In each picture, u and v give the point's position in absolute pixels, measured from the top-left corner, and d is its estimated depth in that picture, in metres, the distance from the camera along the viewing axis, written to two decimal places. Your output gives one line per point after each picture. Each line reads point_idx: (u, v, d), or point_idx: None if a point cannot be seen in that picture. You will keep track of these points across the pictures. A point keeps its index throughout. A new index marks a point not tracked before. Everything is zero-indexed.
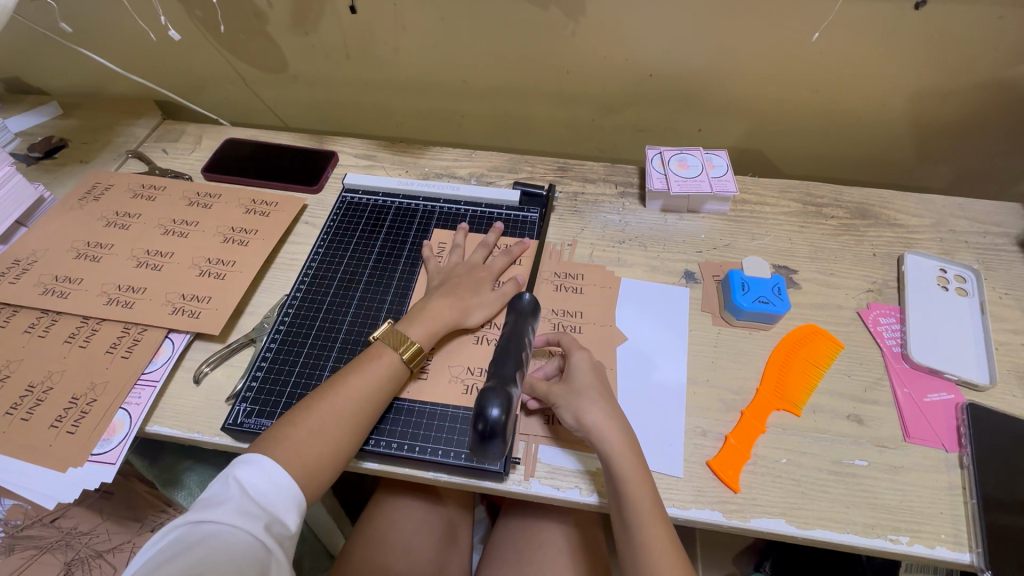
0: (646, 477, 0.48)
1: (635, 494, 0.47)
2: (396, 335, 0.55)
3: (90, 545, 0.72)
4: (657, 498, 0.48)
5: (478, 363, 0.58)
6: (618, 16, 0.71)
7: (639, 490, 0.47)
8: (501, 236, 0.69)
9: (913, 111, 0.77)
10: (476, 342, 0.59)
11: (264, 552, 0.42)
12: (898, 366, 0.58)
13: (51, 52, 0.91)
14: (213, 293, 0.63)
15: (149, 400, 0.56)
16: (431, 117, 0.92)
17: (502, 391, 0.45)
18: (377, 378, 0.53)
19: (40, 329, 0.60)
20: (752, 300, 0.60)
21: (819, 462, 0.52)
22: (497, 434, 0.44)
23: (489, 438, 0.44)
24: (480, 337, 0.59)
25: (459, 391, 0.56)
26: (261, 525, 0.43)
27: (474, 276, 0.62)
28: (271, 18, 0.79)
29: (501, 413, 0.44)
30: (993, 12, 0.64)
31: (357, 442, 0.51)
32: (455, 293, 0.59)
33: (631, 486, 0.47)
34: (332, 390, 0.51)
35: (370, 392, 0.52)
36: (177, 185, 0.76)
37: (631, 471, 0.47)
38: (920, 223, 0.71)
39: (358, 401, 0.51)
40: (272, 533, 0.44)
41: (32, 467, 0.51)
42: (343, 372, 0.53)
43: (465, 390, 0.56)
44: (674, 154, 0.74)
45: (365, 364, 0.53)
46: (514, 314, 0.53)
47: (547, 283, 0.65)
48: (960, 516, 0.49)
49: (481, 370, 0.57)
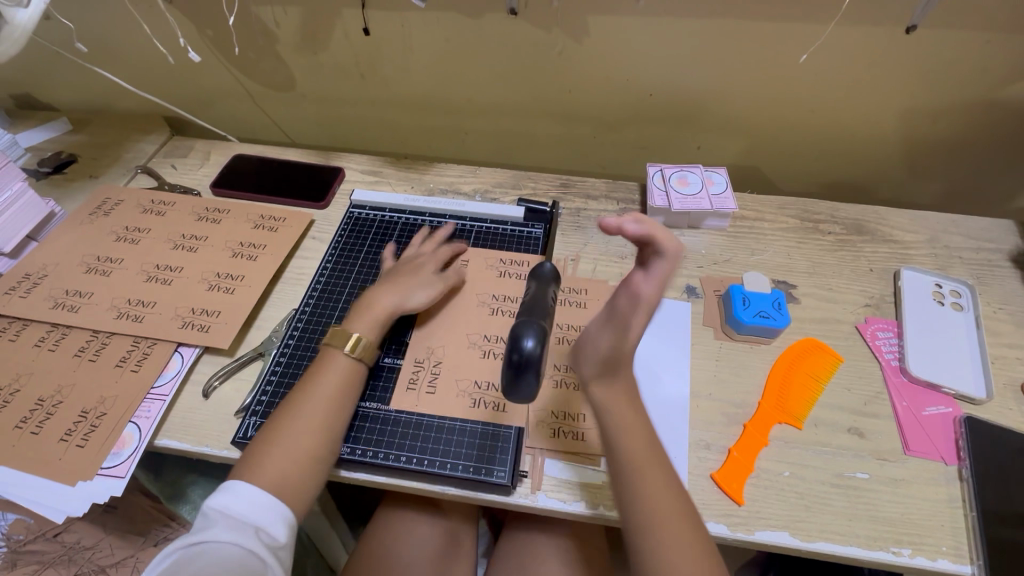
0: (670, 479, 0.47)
1: (663, 534, 0.44)
2: (343, 335, 0.56)
3: (93, 560, 0.72)
4: (676, 498, 0.46)
5: (486, 378, 0.58)
6: (618, 39, 0.73)
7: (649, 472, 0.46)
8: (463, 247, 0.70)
9: (905, 131, 0.79)
10: (482, 356, 0.59)
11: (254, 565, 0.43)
12: (895, 380, 0.59)
13: (62, 69, 0.92)
14: (222, 308, 0.64)
15: (158, 414, 0.56)
16: (435, 133, 0.94)
17: (534, 324, 0.44)
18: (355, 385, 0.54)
19: (50, 343, 0.61)
20: (753, 315, 0.62)
21: (821, 475, 0.53)
22: (530, 367, 0.42)
23: (523, 370, 0.42)
24: (486, 351, 0.60)
25: (466, 405, 0.56)
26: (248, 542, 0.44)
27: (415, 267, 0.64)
28: (281, 37, 0.81)
29: (535, 345, 0.42)
30: (981, 37, 0.66)
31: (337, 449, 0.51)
32: (394, 281, 0.61)
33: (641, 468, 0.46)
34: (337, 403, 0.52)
35: None
36: (187, 201, 0.77)
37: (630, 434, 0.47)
38: (915, 239, 0.73)
39: None
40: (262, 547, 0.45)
41: (41, 481, 0.51)
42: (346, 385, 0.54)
43: (472, 403, 0.56)
44: (674, 171, 0.76)
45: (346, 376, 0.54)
46: (535, 279, 0.53)
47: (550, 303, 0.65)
48: (961, 529, 0.50)
49: (489, 385, 0.58)
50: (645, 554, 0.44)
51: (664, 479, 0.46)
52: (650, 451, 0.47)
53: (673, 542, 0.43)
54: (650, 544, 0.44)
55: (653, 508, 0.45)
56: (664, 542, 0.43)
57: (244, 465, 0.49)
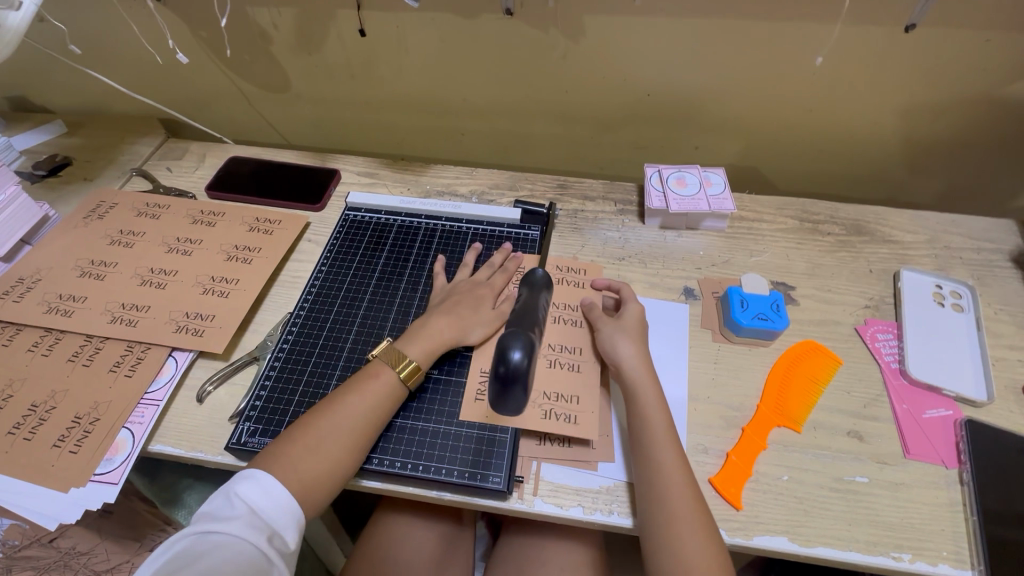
0: (682, 460, 0.50)
1: (676, 502, 0.47)
2: (395, 355, 0.55)
3: (89, 566, 0.72)
4: (690, 478, 0.49)
5: (554, 388, 0.56)
6: (614, 39, 0.73)
7: (667, 452, 0.50)
8: (524, 262, 0.67)
9: (905, 130, 0.79)
10: (549, 366, 0.58)
11: (266, 567, 0.43)
12: (895, 383, 0.59)
13: (57, 71, 0.92)
14: (217, 311, 0.63)
15: (152, 419, 0.56)
16: (432, 134, 0.94)
17: (521, 337, 0.49)
18: (375, 398, 0.53)
19: (43, 348, 0.60)
20: (751, 317, 0.61)
21: (820, 479, 0.52)
22: (517, 379, 0.48)
23: (510, 382, 0.48)
24: (552, 360, 0.58)
25: (539, 416, 0.54)
26: (264, 541, 0.43)
27: (477, 292, 0.62)
28: (276, 39, 0.81)
29: (522, 358, 0.47)
30: (980, 35, 0.65)
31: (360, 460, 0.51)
32: (454, 310, 0.59)
33: (660, 447, 0.50)
34: (332, 407, 0.51)
35: (373, 413, 0.52)
36: (181, 204, 0.76)
37: (654, 412, 0.52)
38: (915, 239, 0.72)
39: (360, 422, 0.51)
40: (274, 548, 0.44)
41: (34, 488, 0.51)
42: (344, 391, 0.53)
43: (544, 415, 0.54)
44: (672, 172, 0.75)
45: (363, 384, 0.53)
46: (528, 286, 0.58)
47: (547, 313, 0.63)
48: (961, 533, 0.49)
49: (559, 395, 0.56)
50: (661, 522, 0.47)
51: (678, 453, 0.50)
52: (667, 433, 0.51)
53: (683, 513, 0.47)
54: (666, 513, 0.47)
55: (667, 479, 0.49)
56: (676, 508, 0.47)
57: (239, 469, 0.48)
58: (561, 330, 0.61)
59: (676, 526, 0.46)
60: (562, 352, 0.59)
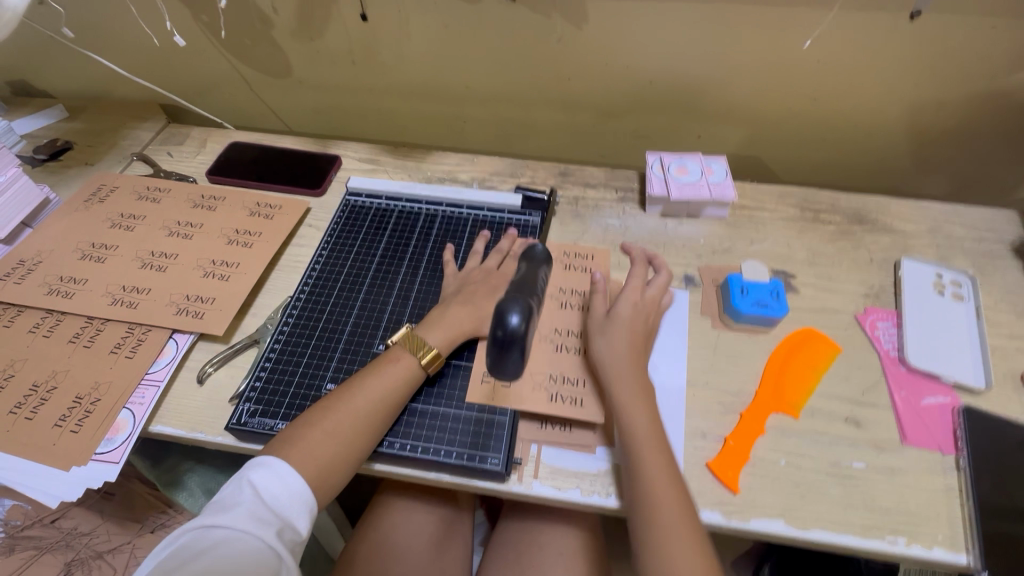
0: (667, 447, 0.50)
1: (660, 486, 0.47)
2: (415, 340, 0.56)
3: (91, 546, 0.73)
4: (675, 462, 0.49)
5: (560, 371, 0.57)
6: (617, 25, 0.72)
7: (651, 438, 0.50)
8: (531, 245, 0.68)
9: (908, 119, 0.78)
10: (555, 350, 0.58)
11: (275, 560, 0.42)
12: (893, 369, 0.59)
13: (57, 54, 0.92)
14: (217, 294, 0.63)
15: (152, 400, 0.56)
16: (434, 121, 0.93)
17: (521, 299, 0.41)
18: (394, 381, 0.53)
19: (44, 329, 0.61)
20: (750, 304, 0.61)
21: (817, 464, 0.52)
22: (516, 343, 0.40)
23: (507, 347, 0.40)
24: (559, 345, 0.59)
25: (544, 399, 0.54)
26: (274, 532, 0.43)
27: (491, 281, 0.62)
28: (277, 23, 0.81)
29: (521, 322, 0.40)
30: (988, 22, 0.65)
31: (373, 443, 0.51)
32: (471, 300, 0.59)
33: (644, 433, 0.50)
34: (348, 390, 0.52)
35: (385, 397, 0.52)
36: (182, 188, 0.76)
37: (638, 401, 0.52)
38: (916, 229, 0.72)
39: (376, 405, 0.51)
40: (284, 539, 0.44)
41: (37, 467, 0.51)
42: (361, 373, 0.54)
43: (549, 398, 0.55)
44: (674, 159, 0.75)
45: (382, 367, 0.54)
46: (526, 261, 0.50)
47: (552, 298, 0.63)
48: (957, 518, 0.50)
49: (565, 378, 0.56)
50: (646, 505, 0.47)
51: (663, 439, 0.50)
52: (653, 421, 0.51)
53: (669, 495, 0.47)
54: (651, 496, 0.47)
55: (652, 463, 0.49)
56: (661, 491, 0.47)
57: (268, 447, 0.49)
58: (565, 314, 0.61)
59: (659, 509, 0.47)
60: (566, 336, 0.59)
